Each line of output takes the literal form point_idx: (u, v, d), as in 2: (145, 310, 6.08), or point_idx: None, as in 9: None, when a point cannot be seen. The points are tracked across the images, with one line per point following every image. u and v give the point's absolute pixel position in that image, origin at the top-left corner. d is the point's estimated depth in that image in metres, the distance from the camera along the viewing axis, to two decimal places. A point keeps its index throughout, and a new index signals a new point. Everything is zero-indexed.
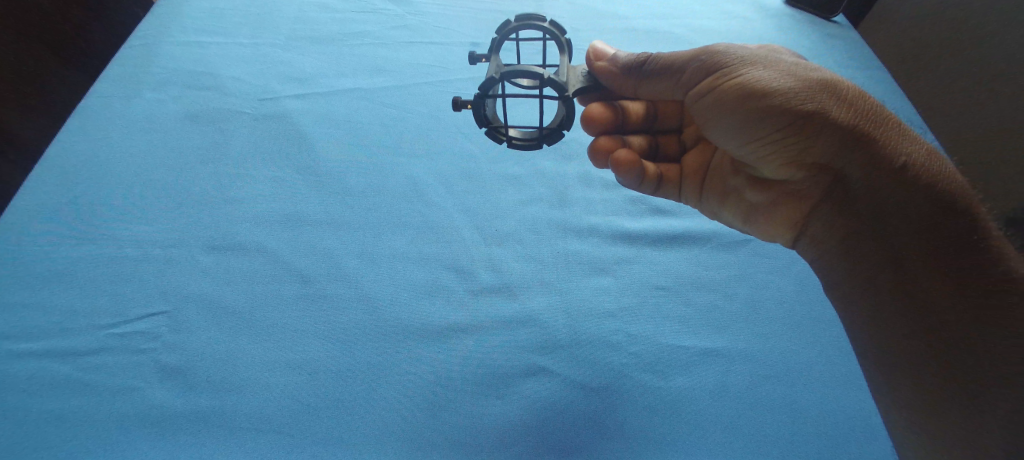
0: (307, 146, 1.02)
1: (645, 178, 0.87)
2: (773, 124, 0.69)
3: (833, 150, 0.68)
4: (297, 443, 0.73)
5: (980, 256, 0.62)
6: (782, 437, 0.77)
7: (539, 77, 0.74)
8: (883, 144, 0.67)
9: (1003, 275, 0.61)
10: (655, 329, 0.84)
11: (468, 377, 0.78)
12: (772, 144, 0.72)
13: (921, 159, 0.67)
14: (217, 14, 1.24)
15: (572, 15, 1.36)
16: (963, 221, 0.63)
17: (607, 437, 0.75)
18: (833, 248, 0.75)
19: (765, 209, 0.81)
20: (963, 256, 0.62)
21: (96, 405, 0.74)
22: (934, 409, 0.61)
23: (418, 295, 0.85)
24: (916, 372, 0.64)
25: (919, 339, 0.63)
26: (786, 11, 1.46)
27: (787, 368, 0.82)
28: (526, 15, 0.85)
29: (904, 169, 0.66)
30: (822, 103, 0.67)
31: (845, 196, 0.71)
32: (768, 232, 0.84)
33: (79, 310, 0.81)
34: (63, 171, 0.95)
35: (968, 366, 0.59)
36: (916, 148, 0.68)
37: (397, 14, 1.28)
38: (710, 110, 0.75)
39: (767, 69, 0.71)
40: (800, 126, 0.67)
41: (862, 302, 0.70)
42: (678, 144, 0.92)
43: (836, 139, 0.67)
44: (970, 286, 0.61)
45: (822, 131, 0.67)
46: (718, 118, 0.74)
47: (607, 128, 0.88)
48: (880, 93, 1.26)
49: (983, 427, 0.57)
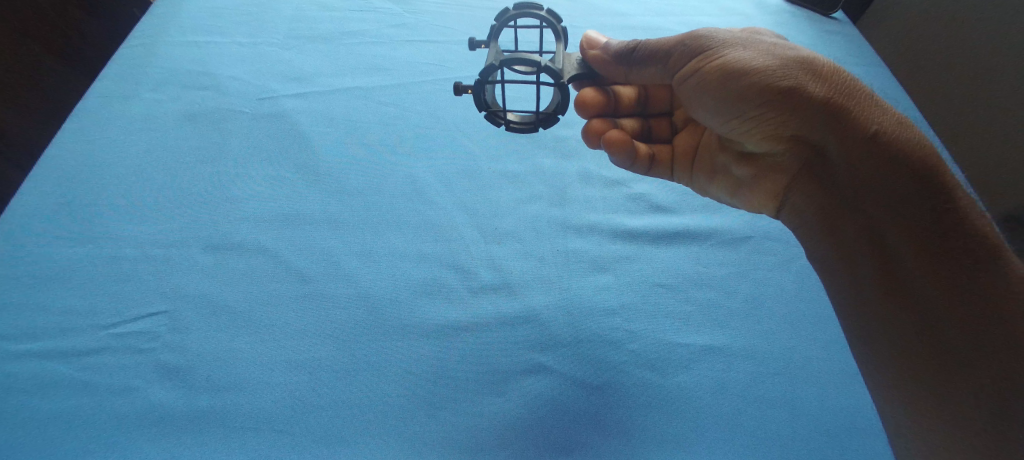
0: (307, 143, 1.02)
1: (637, 157, 0.90)
2: (751, 102, 0.72)
3: (814, 124, 0.71)
4: (299, 443, 0.73)
5: (954, 222, 0.63)
6: (788, 434, 0.77)
7: (536, 66, 0.75)
8: (857, 115, 0.69)
9: (973, 236, 0.63)
10: (653, 326, 0.84)
11: (470, 375, 0.78)
12: (753, 120, 0.75)
13: (894, 127, 0.69)
14: (217, 14, 1.24)
15: (569, 11, 1.36)
16: (935, 186, 0.65)
17: (609, 436, 0.75)
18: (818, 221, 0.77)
19: (750, 183, 0.84)
20: (937, 223, 0.64)
21: (98, 406, 0.74)
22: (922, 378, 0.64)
23: (415, 294, 0.85)
24: (892, 333, 0.66)
25: (899, 306, 0.65)
26: (785, 8, 1.46)
27: (793, 366, 0.82)
28: (525, 4, 0.85)
29: (876, 138, 0.68)
30: (797, 79, 0.70)
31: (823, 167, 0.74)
32: (753, 205, 0.87)
33: (80, 309, 0.81)
34: (64, 171, 0.95)
35: (942, 326, 0.62)
36: (889, 117, 0.70)
37: (395, 12, 1.28)
38: (696, 91, 0.78)
39: (745, 49, 0.74)
40: (778, 103, 0.70)
41: (847, 276, 0.72)
42: (670, 126, 0.95)
43: (812, 113, 0.70)
44: (949, 255, 0.62)
45: (798, 106, 0.70)
46: (703, 98, 0.78)
47: (601, 111, 0.90)
48: (879, 90, 1.26)
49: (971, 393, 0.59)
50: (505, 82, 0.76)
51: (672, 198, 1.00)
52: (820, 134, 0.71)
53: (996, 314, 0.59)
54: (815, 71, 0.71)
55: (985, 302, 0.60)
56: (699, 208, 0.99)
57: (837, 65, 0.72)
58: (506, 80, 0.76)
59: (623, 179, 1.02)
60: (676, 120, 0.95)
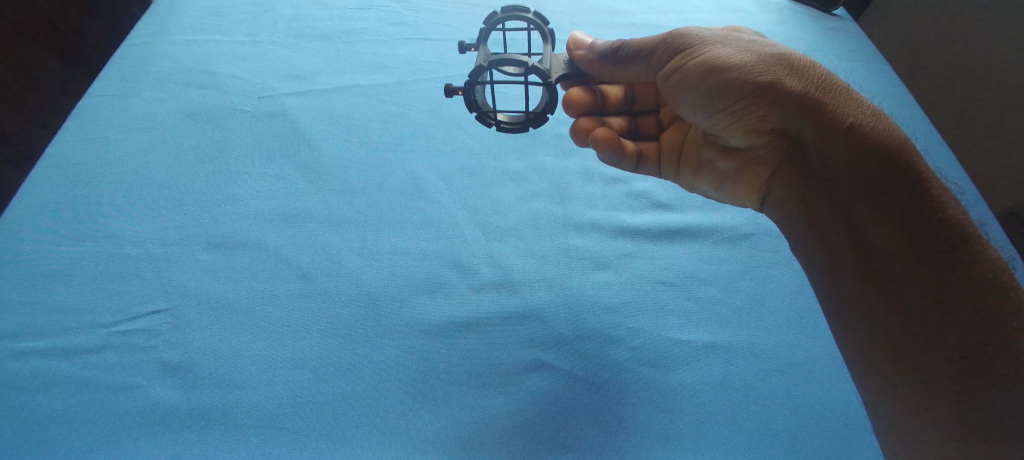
0: (307, 141, 1.02)
1: (625, 154, 0.90)
2: (734, 96, 0.74)
3: (794, 117, 0.73)
4: (302, 440, 0.73)
5: (934, 215, 0.66)
6: (789, 431, 0.77)
7: (524, 65, 0.75)
8: (832, 108, 0.72)
9: (945, 220, 0.65)
10: (654, 322, 0.84)
11: (471, 372, 0.78)
12: (734, 115, 0.76)
13: (867, 119, 0.72)
14: (217, 13, 1.24)
15: (569, 8, 1.35)
16: (908, 174, 0.68)
17: (611, 432, 0.75)
18: (799, 215, 0.79)
19: (735, 176, 0.85)
20: (917, 217, 0.66)
21: (100, 404, 0.74)
22: (917, 376, 0.64)
23: (416, 292, 0.85)
24: (874, 321, 0.68)
25: (890, 300, 0.66)
26: (786, 5, 1.45)
27: (793, 363, 0.82)
28: (512, 7, 0.86)
29: (851, 130, 0.71)
30: (775, 75, 0.72)
31: (803, 159, 0.76)
32: (738, 198, 0.88)
33: (82, 308, 0.82)
34: (65, 170, 0.95)
35: (921, 311, 0.64)
36: (862, 110, 0.73)
37: (395, 10, 1.27)
38: (678, 89, 0.78)
39: (727, 46, 0.76)
40: (759, 95, 0.72)
41: (834, 270, 0.73)
42: (658, 123, 0.95)
43: (790, 107, 0.72)
44: (937, 249, 0.65)
45: (777, 101, 0.72)
46: (685, 95, 0.78)
47: (588, 110, 0.90)
48: (880, 87, 1.25)
49: (967, 388, 0.60)
50: (494, 83, 0.76)
51: (672, 195, 1.00)
52: (800, 128, 0.73)
53: (970, 295, 0.62)
54: (793, 68, 0.73)
55: (960, 285, 0.63)
56: (700, 206, 0.99)
57: (813, 64, 0.76)
58: (495, 80, 0.76)
59: (623, 177, 1.02)
60: (664, 116, 0.95)
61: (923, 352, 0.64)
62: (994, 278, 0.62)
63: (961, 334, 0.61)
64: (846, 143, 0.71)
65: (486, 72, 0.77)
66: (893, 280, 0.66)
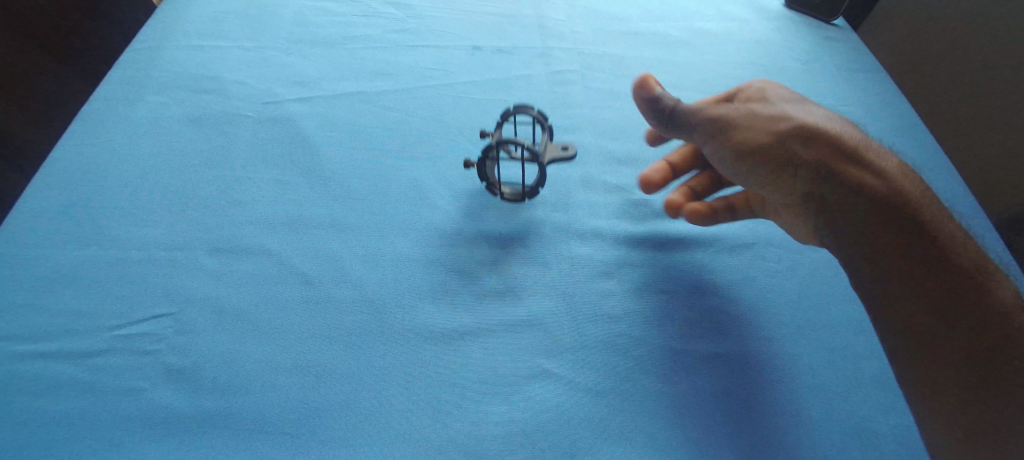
0: (312, 148, 1.03)
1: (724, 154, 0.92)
2: (820, 148, 0.85)
3: (839, 161, 0.85)
4: (303, 445, 0.71)
5: (963, 256, 0.75)
6: (798, 442, 0.75)
7: (524, 147, 0.90)
8: (864, 155, 0.86)
9: (930, 229, 0.78)
10: (658, 331, 0.84)
11: (475, 379, 0.78)
12: (790, 150, 0.86)
13: (892, 169, 0.85)
14: (223, 20, 1.26)
15: (572, 20, 1.38)
16: (934, 219, 0.79)
17: (616, 439, 0.73)
18: (840, 233, 0.83)
19: (784, 199, 0.90)
20: (951, 253, 0.75)
21: (100, 408, 0.73)
22: (950, 386, 0.68)
23: (420, 297, 0.85)
24: (902, 329, 0.74)
25: (933, 312, 0.72)
26: (784, 18, 1.49)
27: (797, 374, 0.81)
28: (521, 105, 1.03)
29: (885, 176, 0.83)
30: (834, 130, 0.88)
31: (853, 189, 0.83)
32: (787, 217, 0.93)
33: (83, 311, 0.81)
34: (68, 174, 0.95)
35: (960, 323, 0.71)
36: (888, 162, 0.87)
37: (398, 18, 1.31)
38: (750, 127, 0.89)
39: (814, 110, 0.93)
40: (818, 141, 0.86)
41: (875, 283, 0.77)
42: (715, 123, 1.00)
43: (836, 154, 0.85)
44: (969, 282, 0.73)
45: (824, 145, 0.86)
46: (750, 133, 0.88)
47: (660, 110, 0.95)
48: (879, 97, 1.27)
49: (990, 406, 0.66)
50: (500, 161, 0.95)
51: None
52: (852, 172, 0.84)
53: (967, 294, 0.72)
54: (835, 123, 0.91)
55: (959, 285, 0.73)
56: None
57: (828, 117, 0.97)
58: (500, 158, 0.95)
59: (626, 185, 1.04)
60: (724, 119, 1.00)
61: (963, 363, 0.69)
62: (1016, 312, 0.71)
63: (989, 348, 0.69)
64: (895, 190, 0.81)
65: (494, 148, 0.94)
66: (940, 296, 0.72)
